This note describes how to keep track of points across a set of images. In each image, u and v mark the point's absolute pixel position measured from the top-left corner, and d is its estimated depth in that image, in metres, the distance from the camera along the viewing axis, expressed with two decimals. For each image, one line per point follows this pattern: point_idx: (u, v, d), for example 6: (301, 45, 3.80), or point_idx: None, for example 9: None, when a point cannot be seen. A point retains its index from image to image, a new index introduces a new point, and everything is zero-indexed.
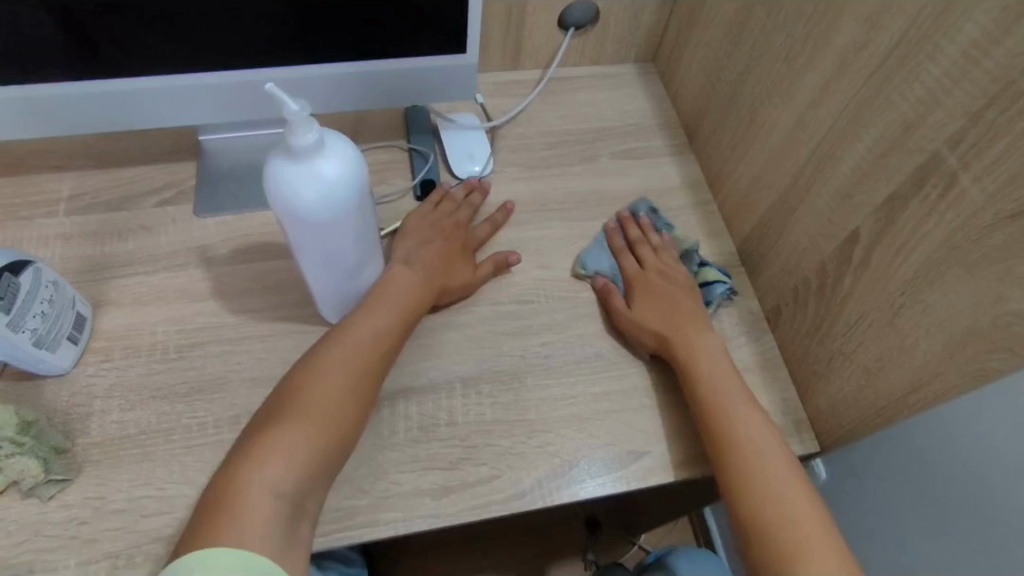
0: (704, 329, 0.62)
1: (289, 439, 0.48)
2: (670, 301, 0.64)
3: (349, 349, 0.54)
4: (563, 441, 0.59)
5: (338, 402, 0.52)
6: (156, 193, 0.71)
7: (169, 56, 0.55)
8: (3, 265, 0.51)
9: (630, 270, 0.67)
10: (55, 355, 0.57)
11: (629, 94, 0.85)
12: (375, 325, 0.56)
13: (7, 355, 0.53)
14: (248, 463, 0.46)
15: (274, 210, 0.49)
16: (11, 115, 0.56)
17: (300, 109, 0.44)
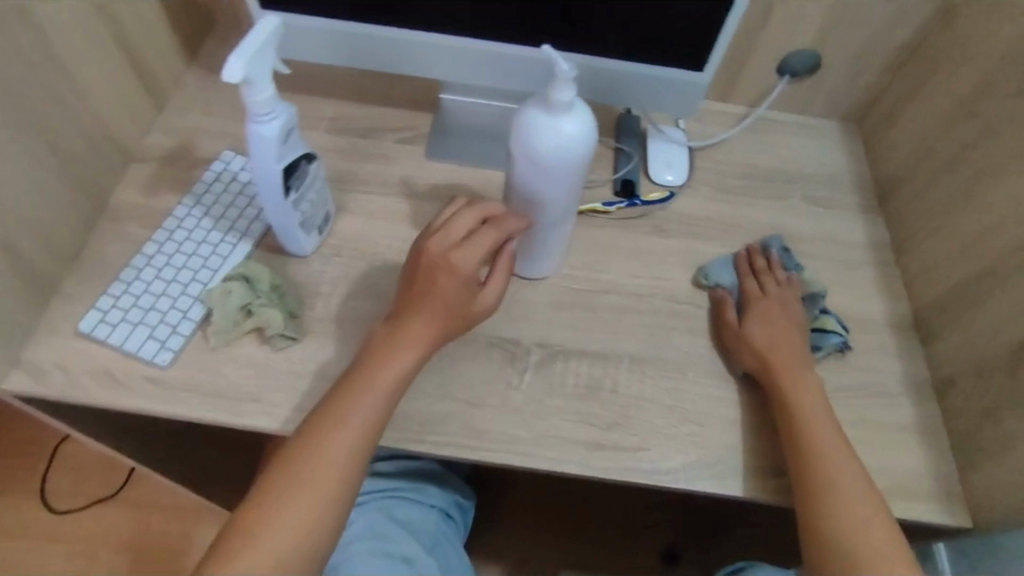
0: (805, 371, 0.63)
1: (277, 523, 0.50)
2: (784, 334, 0.65)
3: (339, 433, 0.53)
4: (711, 436, 0.63)
5: (332, 487, 0.52)
6: (397, 131, 0.81)
7: (466, 21, 0.64)
8: (305, 153, 0.61)
9: (750, 289, 0.69)
10: (307, 239, 0.67)
11: (830, 147, 0.87)
12: (367, 403, 0.54)
13: (280, 226, 0.64)
14: (244, 542, 0.49)
15: (512, 150, 0.56)
16: (324, 42, 0.67)
17: (568, 70, 0.51)
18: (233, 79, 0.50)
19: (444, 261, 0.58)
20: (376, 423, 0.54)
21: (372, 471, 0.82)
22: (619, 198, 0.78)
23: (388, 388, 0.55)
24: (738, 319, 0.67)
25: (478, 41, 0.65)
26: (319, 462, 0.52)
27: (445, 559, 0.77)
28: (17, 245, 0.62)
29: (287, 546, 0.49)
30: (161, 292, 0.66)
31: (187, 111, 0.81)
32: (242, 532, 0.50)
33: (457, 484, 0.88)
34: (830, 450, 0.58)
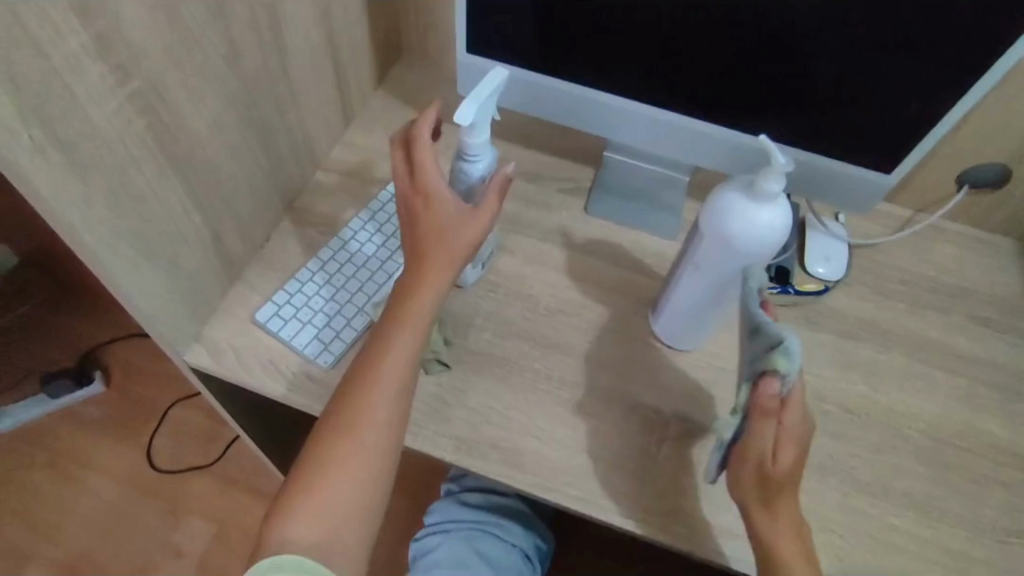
0: (792, 504, 0.54)
1: (323, 479, 0.53)
2: (799, 466, 0.53)
3: (370, 385, 0.55)
4: (851, 550, 0.60)
5: (371, 441, 0.54)
6: (559, 181, 0.85)
7: (664, 92, 0.66)
8: None
9: (790, 403, 0.51)
10: (470, 272, 0.71)
11: (1002, 265, 0.82)
12: (399, 350, 0.56)
13: None
14: (299, 500, 0.52)
15: (701, 226, 0.58)
16: (521, 90, 0.71)
17: (783, 162, 0.52)
18: (464, 121, 0.56)
19: (428, 199, 0.59)
20: (403, 372, 0.56)
21: (460, 501, 0.78)
22: (773, 283, 0.76)
23: (414, 334, 0.57)
24: (775, 447, 0.52)
25: (669, 113, 0.68)
26: (355, 414, 0.54)
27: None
28: (224, 233, 0.69)
29: (333, 499, 0.52)
30: (330, 297, 0.71)
31: (372, 133, 0.88)
32: (296, 487, 0.53)
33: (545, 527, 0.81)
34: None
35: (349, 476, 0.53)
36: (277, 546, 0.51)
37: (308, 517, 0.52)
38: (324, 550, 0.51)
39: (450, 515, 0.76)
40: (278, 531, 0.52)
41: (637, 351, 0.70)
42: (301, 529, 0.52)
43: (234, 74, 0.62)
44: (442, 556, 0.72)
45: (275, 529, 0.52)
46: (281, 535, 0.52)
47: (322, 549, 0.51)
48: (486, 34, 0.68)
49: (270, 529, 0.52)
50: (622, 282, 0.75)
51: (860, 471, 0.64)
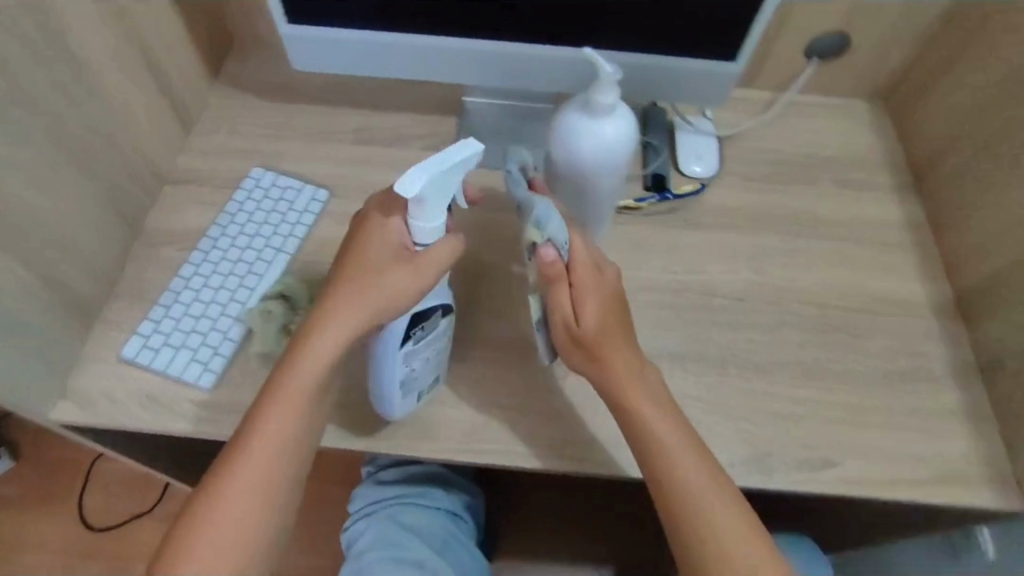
0: (632, 363, 0.56)
1: (205, 533, 0.49)
2: (614, 313, 0.56)
3: (265, 434, 0.52)
4: (760, 432, 0.62)
5: (259, 510, 0.51)
6: (422, 140, 0.82)
7: (488, 24, 0.63)
8: (440, 305, 0.57)
9: (576, 259, 0.56)
10: (402, 401, 0.61)
11: (856, 130, 0.86)
12: (297, 407, 0.53)
13: (381, 379, 0.59)
14: (179, 558, 0.49)
15: (551, 153, 0.56)
16: (343, 51, 0.66)
17: (611, 73, 0.50)
18: (406, 192, 0.45)
19: (378, 240, 0.54)
20: (299, 421, 0.53)
21: (379, 480, 0.79)
22: (651, 193, 0.77)
23: (312, 389, 0.53)
24: (575, 308, 0.55)
25: (508, 44, 0.65)
26: (245, 465, 0.51)
27: (460, 561, 0.73)
28: (63, 275, 0.63)
29: (218, 556, 0.49)
30: (200, 313, 0.66)
31: (213, 131, 0.81)
32: (178, 543, 0.49)
33: (466, 484, 0.82)
34: (676, 452, 0.54)
35: (234, 533, 0.50)
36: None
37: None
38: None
39: (372, 497, 0.77)
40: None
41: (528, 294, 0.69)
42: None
43: (20, 104, 0.55)
44: (367, 540, 0.73)
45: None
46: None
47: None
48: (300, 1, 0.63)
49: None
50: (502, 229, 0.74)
51: (758, 353, 0.67)
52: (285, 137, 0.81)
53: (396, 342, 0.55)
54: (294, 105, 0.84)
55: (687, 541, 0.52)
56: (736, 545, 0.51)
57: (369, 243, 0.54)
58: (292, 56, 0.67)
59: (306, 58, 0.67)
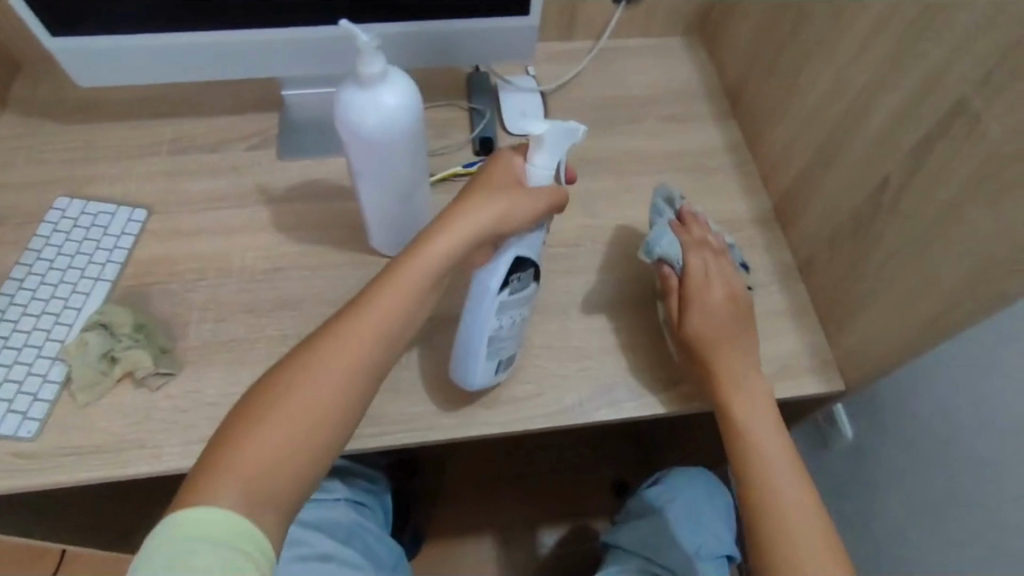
0: (749, 379, 0.61)
1: (258, 434, 0.46)
2: (724, 328, 0.62)
3: (340, 342, 0.50)
4: (602, 366, 0.66)
5: (327, 410, 0.48)
6: (244, 139, 0.78)
7: (262, 11, 0.60)
8: (536, 261, 0.57)
9: (693, 273, 0.63)
10: (484, 363, 0.59)
11: (675, 64, 0.90)
12: (383, 308, 0.52)
13: (472, 332, 0.57)
14: (231, 454, 0.45)
15: (339, 134, 0.55)
16: (116, 58, 0.62)
17: (368, 41, 0.50)
18: (535, 126, 0.52)
19: (501, 171, 0.56)
20: (377, 339, 0.51)
21: None
22: (480, 157, 0.78)
23: (399, 297, 0.52)
24: (682, 314, 0.63)
25: (283, 31, 0.62)
26: (314, 374, 0.49)
27: (366, 545, 0.79)
28: None
29: (274, 460, 0.46)
30: (13, 360, 0.62)
31: (8, 165, 0.75)
32: (230, 441, 0.46)
33: (364, 469, 0.86)
34: (767, 458, 0.59)
35: (293, 443, 0.46)
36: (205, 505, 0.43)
37: (241, 474, 0.45)
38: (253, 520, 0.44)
39: None
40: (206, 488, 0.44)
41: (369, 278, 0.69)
42: (234, 490, 0.44)
43: None
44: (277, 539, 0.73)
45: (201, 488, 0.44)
46: (211, 492, 0.44)
47: (249, 513, 0.44)
48: (61, 14, 0.58)
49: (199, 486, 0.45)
50: (337, 217, 0.73)
51: (595, 293, 0.70)
52: (92, 159, 0.76)
53: (497, 284, 0.54)
54: (98, 124, 0.78)
55: (764, 546, 0.56)
56: (802, 534, 0.56)
57: (491, 168, 0.56)
58: (74, 74, 0.63)
59: (88, 74, 0.63)
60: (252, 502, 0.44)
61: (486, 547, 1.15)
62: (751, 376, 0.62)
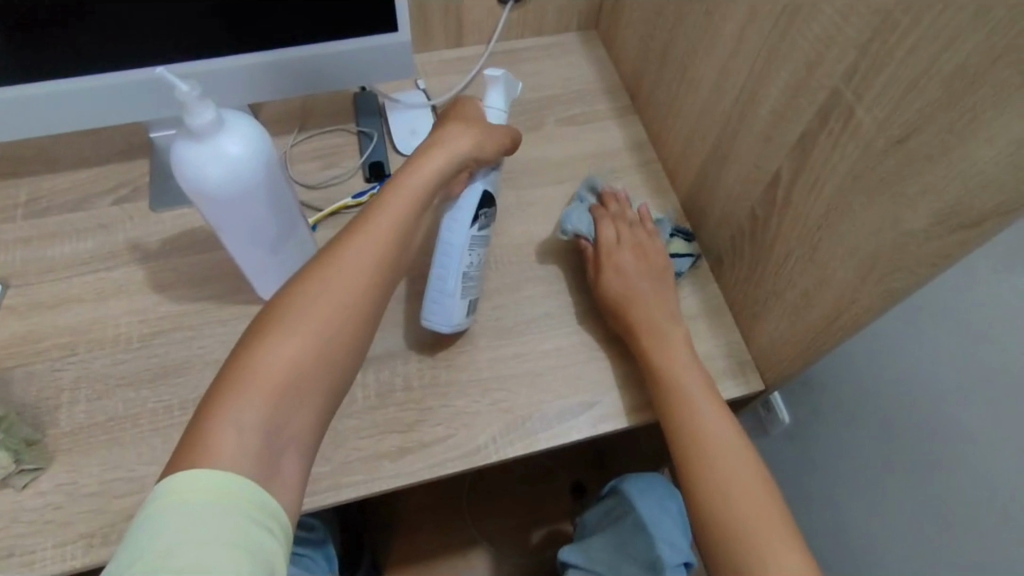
0: (675, 334, 0.62)
1: (272, 354, 0.45)
2: (641, 287, 0.64)
3: (344, 262, 0.50)
4: (515, 397, 0.62)
5: (335, 342, 0.47)
6: (112, 192, 0.72)
7: (101, 54, 0.55)
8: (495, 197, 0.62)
9: (606, 239, 0.66)
10: (457, 307, 0.61)
11: (572, 62, 0.86)
12: (367, 245, 0.51)
13: (448, 271, 0.60)
14: (246, 374, 0.44)
15: (187, 193, 0.50)
16: None
17: (192, 89, 0.46)
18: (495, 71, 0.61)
19: (463, 113, 0.60)
20: (368, 278, 0.50)
21: None
22: (372, 184, 0.73)
23: (387, 233, 0.52)
24: (601, 276, 0.65)
25: (124, 73, 0.56)
26: (311, 311, 0.47)
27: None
28: None
29: (291, 383, 0.45)
30: None
31: None
32: (241, 370, 0.44)
33: (300, 519, 0.81)
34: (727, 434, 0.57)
35: (308, 367, 0.46)
36: (214, 441, 0.41)
37: (258, 397, 0.43)
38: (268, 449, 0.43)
39: None
40: (216, 411, 0.42)
41: None
42: (253, 414, 0.43)
43: None
44: None
45: (210, 412, 0.43)
46: (225, 417, 0.42)
47: (265, 444, 0.43)
48: None
49: (202, 415, 0.43)
50: (219, 266, 0.68)
51: (502, 318, 0.66)
52: None
53: (467, 221, 0.59)
54: None
55: (725, 532, 0.54)
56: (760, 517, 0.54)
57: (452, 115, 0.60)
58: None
59: None
60: (268, 429, 0.43)
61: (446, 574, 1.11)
62: (694, 354, 0.62)
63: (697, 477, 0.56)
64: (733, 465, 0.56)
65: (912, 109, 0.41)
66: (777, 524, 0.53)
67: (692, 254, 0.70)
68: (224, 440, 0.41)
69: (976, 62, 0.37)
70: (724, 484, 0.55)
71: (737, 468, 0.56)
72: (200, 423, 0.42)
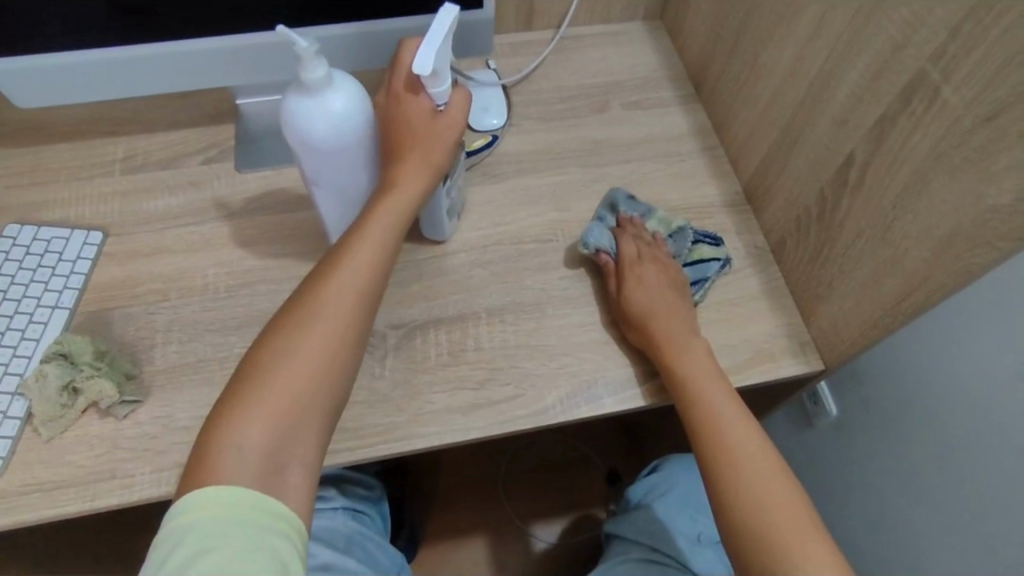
0: (693, 340, 0.63)
1: (271, 385, 0.48)
2: (665, 298, 0.65)
3: (324, 299, 0.51)
4: (581, 362, 0.65)
5: (324, 369, 0.50)
6: (200, 153, 0.76)
7: (215, 18, 0.58)
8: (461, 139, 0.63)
9: (627, 254, 0.68)
10: (449, 225, 0.70)
11: (638, 50, 0.89)
12: (363, 257, 0.54)
13: (435, 214, 0.67)
14: (244, 402, 0.47)
15: (290, 144, 0.54)
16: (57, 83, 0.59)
17: (309, 45, 0.49)
18: (424, 71, 0.51)
19: (417, 114, 0.56)
20: (361, 291, 0.53)
21: None
22: None
23: (383, 242, 0.55)
24: (619, 288, 0.66)
25: (231, 36, 0.59)
26: (298, 341, 0.50)
27: (368, 555, 0.76)
28: None
29: (280, 426, 0.47)
30: None
31: None
32: (239, 397, 0.47)
33: (361, 478, 0.85)
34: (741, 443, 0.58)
35: (297, 406, 0.48)
36: (223, 455, 0.45)
37: (257, 425, 0.46)
38: (273, 476, 0.46)
39: None
40: (215, 460, 0.45)
41: None
42: (251, 437, 0.46)
43: None
44: None
45: (214, 439, 0.46)
46: (225, 443, 0.45)
47: (266, 479, 0.45)
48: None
49: (208, 436, 0.46)
50: (300, 227, 0.71)
51: (569, 288, 0.69)
52: (42, 182, 0.73)
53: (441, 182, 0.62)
54: (46, 146, 0.75)
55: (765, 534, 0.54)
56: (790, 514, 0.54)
57: (406, 119, 0.56)
58: (9, 93, 0.59)
59: (24, 93, 0.60)
60: (269, 466, 0.46)
61: (482, 546, 1.14)
62: (718, 363, 0.64)
63: (720, 466, 0.58)
64: (752, 458, 0.57)
65: (1006, 87, 0.43)
66: (800, 516, 0.54)
67: (719, 259, 0.70)
68: (225, 462, 0.45)
69: None
70: (745, 473, 0.57)
71: (757, 459, 0.57)
72: (202, 447, 0.46)
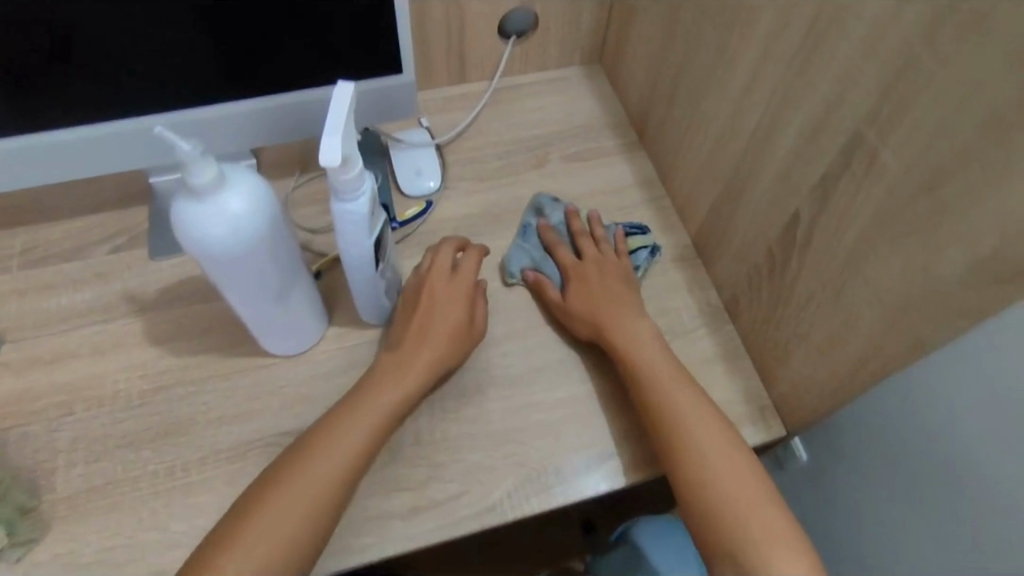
0: (639, 327, 0.62)
1: (273, 501, 0.50)
2: (605, 289, 0.65)
3: (353, 417, 0.54)
4: (530, 450, 0.60)
5: (329, 491, 0.51)
6: (109, 240, 0.70)
7: (100, 101, 0.52)
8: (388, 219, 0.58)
9: (563, 257, 0.68)
10: (388, 308, 0.64)
11: (576, 97, 0.86)
12: (382, 396, 0.56)
13: (370, 300, 0.61)
14: (248, 513, 0.49)
15: (189, 253, 0.48)
16: None
17: (193, 149, 0.44)
18: (331, 163, 0.46)
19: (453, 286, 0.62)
20: (372, 430, 0.54)
21: None
22: None
23: (396, 386, 0.57)
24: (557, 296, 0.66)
25: (123, 121, 0.54)
26: (313, 457, 0.52)
27: None
28: None
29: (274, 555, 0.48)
30: None
31: None
32: (246, 508, 0.50)
33: None
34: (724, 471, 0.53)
35: None
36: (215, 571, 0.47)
37: (252, 545, 0.48)
38: None
39: None
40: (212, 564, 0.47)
41: (260, 386, 0.62)
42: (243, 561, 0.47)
43: None
44: None
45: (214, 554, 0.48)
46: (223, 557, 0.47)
47: None
48: None
49: (210, 546, 0.48)
50: (220, 317, 0.66)
51: (515, 363, 0.65)
52: None
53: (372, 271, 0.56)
54: None
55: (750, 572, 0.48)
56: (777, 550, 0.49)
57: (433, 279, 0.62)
58: None
59: None
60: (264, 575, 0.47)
61: None
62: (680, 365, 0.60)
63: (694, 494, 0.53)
64: (727, 478, 0.52)
65: (941, 155, 0.40)
66: (784, 539, 0.50)
67: (648, 247, 0.71)
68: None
69: (1007, 110, 0.35)
70: (721, 499, 0.51)
71: (738, 484, 0.52)
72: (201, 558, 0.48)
